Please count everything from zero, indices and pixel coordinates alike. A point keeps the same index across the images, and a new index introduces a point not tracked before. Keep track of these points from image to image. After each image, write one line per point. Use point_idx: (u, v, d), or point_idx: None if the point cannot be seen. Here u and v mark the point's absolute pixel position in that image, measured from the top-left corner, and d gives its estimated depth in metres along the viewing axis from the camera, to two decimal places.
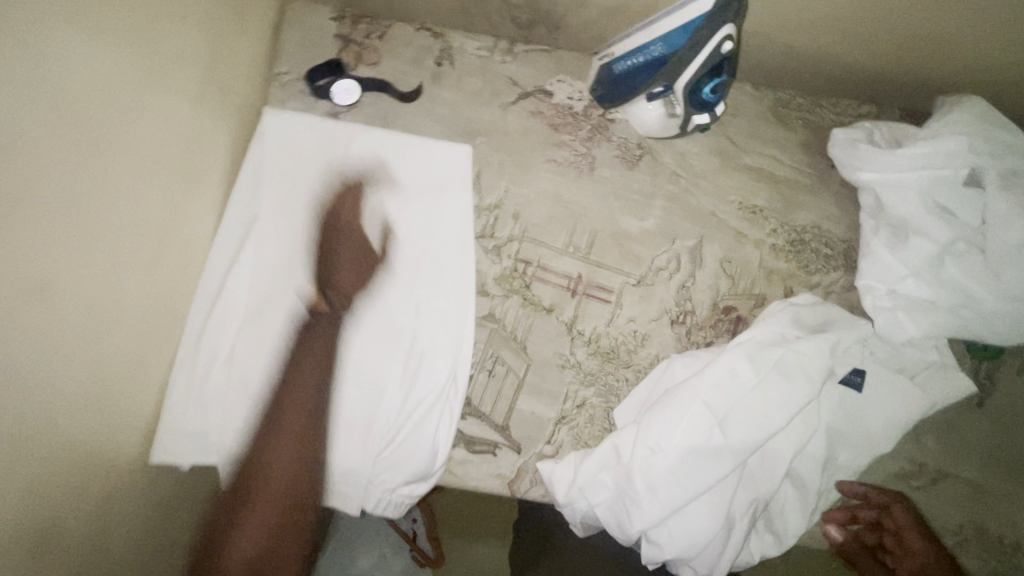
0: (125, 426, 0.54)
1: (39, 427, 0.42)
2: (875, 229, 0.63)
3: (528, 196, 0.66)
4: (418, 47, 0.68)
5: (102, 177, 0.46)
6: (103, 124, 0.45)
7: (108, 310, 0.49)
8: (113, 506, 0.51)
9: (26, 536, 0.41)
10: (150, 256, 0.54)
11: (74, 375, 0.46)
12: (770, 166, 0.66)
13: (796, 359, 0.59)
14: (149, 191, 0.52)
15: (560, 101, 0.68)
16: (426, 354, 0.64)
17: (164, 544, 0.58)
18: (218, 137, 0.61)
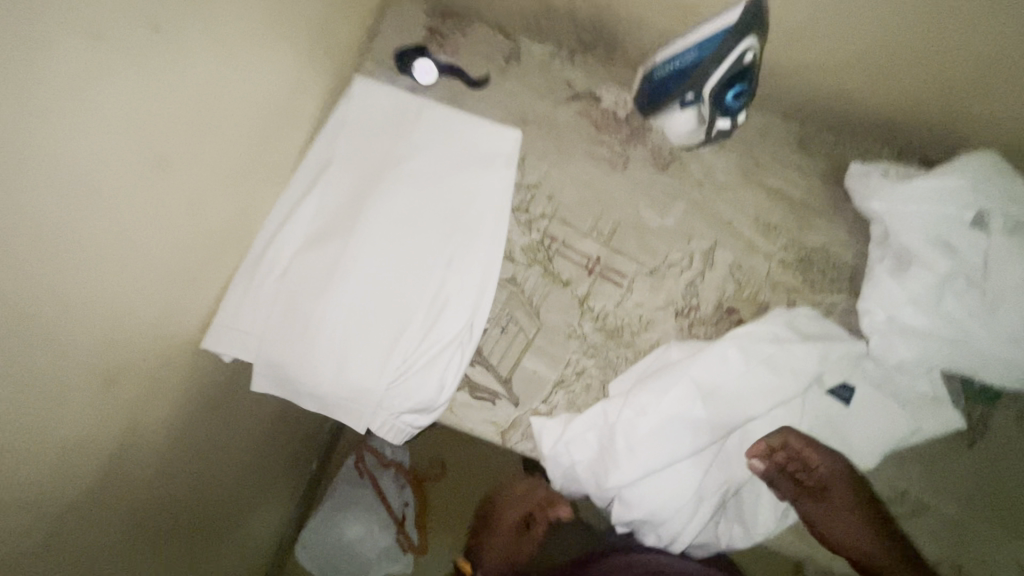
0: (191, 308, 0.65)
1: (128, 282, 0.54)
2: (879, 258, 0.68)
3: (564, 181, 0.75)
4: (492, 44, 0.79)
5: (219, 101, 0.58)
6: (233, 49, 0.57)
7: (200, 198, 0.60)
8: (159, 362, 0.61)
9: (94, 350, 0.51)
10: (242, 168, 0.65)
11: (164, 239, 0.57)
12: (788, 189, 0.73)
13: (787, 357, 0.63)
14: (252, 125, 0.64)
15: (606, 105, 0.77)
16: (450, 301, 0.71)
17: (183, 415, 0.68)
18: (313, 89, 0.73)
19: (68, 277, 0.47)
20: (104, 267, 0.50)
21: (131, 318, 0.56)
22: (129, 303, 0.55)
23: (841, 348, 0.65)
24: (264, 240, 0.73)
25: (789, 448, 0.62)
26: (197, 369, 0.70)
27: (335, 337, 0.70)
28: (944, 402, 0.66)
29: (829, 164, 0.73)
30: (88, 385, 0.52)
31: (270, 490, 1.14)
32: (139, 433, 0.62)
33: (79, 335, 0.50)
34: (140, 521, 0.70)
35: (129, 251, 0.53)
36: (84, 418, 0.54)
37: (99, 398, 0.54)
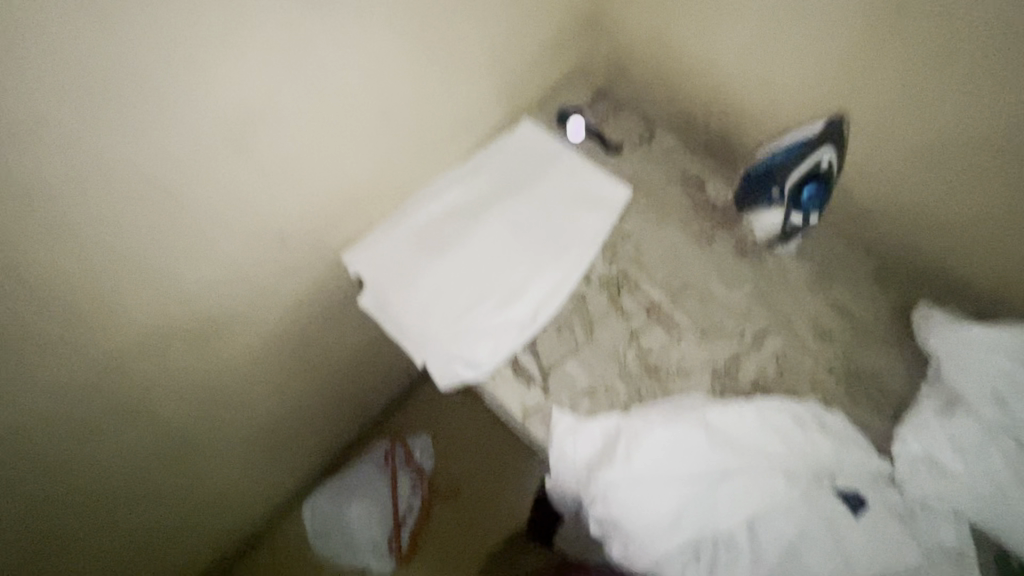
0: (343, 226, 0.90)
1: (319, 174, 0.80)
2: (926, 395, 0.70)
3: (653, 238, 0.89)
4: (633, 126, 1.00)
5: (425, 99, 0.86)
6: (452, 66, 0.86)
7: (388, 148, 0.86)
8: (302, 238, 0.85)
9: (275, 197, 0.76)
10: (422, 145, 0.91)
11: (353, 160, 0.83)
12: (852, 308, 0.80)
13: (799, 438, 0.68)
14: (440, 125, 0.91)
15: (709, 194, 0.92)
16: (525, 293, 0.86)
17: (292, 286, 0.90)
18: (491, 116, 0.99)
19: (294, 153, 0.74)
20: (313, 158, 0.77)
21: (306, 204, 0.81)
22: (311, 191, 0.80)
23: (857, 456, 0.67)
24: (413, 203, 0.96)
25: (868, 560, 0.63)
26: (326, 269, 0.93)
27: (430, 286, 0.88)
28: (966, 561, 0.63)
29: (897, 302, 0.80)
30: (263, 226, 0.78)
31: (318, 428, 1.30)
32: (268, 287, 0.86)
33: (279, 190, 0.76)
34: (234, 361, 0.91)
35: (331, 158, 0.79)
36: (246, 245, 0.78)
37: (263, 241, 0.80)
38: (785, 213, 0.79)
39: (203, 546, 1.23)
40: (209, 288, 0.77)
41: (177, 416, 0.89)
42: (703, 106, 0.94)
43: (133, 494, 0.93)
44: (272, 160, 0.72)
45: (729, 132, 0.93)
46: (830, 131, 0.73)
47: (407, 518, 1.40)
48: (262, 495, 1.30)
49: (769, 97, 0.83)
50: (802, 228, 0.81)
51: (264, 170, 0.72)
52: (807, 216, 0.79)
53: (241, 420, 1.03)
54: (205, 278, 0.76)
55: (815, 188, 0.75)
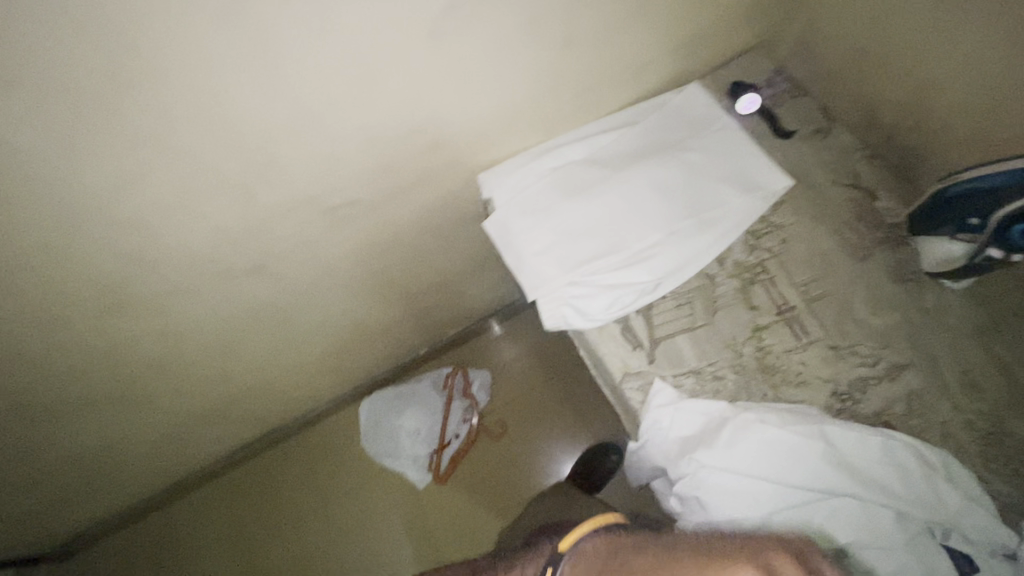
0: (487, 147, 0.90)
1: (485, 87, 0.79)
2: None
3: (802, 237, 0.83)
4: (810, 115, 0.92)
5: (603, 36, 0.82)
6: (642, 8, 0.81)
7: (553, 77, 0.84)
8: (449, 148, 0.86)
9: (441, 98, 0.77)
10: (585, 84, 0.89)
11: (519, 81, 0.82)
12: (1013, 368, 0.72)
13: (922, 483, 0.63)
14: (608, 68, 0.88)
15: (878, 207, 0.84)
16: (654, 258, 0.83)
17: (425, 192, 0.92)
18: (660, 70, 0.94)
19: (473, 60, 0.74)
20: (487, 70, 0.77)
21: (465, 115, 0.82)
22: (473, 104, 0.81)
23: (981, 519, 0.62)
24: (560, 143, 0.94)
25: None
26: (458, 186, 0.95)
27: (559, 227, 0.87)
28: None
29: None
30: (424, 126, 0.79)
31: (396, 336, 1.35)
32: (405, 189, 0.88)
33: (448, 93, 0.76)
34: (354, 251, 0.95)
35: (501, 74, 0.79)
36: (402, 141, 0.80)
37: (418, 142, 0.81)
38: (978, 247, 0.71)
39: (276, 409, 1.35)
40: (359, 175, 0.80)
41: (292, 288, 0.95)
42: (900, 109, 0.84)
43: (239, 345, 1.02)
44: (454, 60, 0.72)
45: (922, 145, 0.83)
46: None
47: (452, 442, 1.45)
48: (334, 381, 1.39)
49: (990, 116, 0.73)
50: (998, 263, 0.71)
51: (444, 69, 0.72)
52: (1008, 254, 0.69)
53: (340, 308, 1.08)
54: (358, 163, 0.79)
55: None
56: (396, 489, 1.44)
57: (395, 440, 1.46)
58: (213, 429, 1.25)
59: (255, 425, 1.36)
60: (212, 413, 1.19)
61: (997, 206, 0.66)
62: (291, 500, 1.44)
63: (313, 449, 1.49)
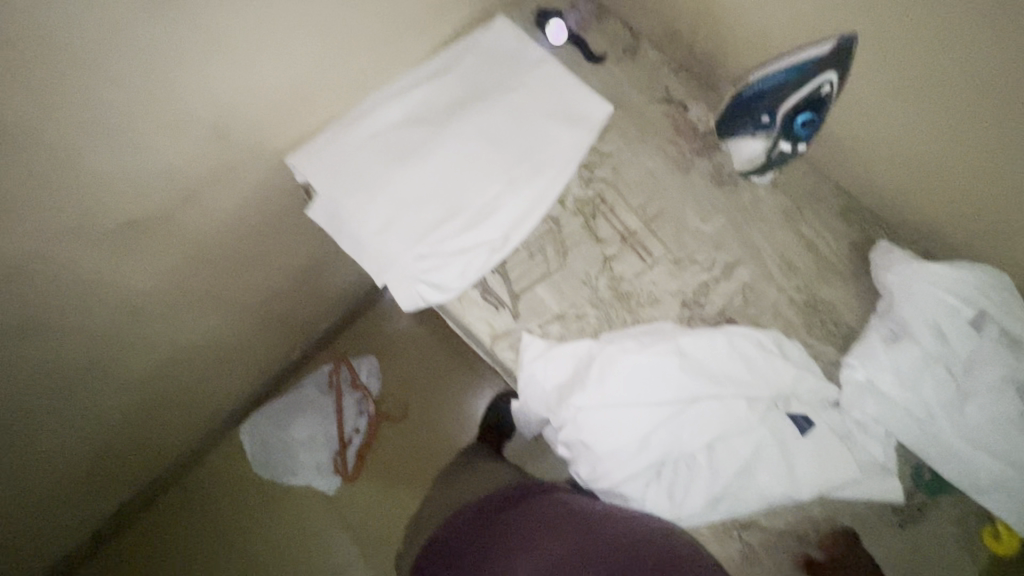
0: (286, 124, 0.78)
1: (256, 58, 0.66)
2: (877, 328, 0.74)
3: (630, 160, 0.85)
4: (616, 35, 0.92)
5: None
6: None
7: (339, 36, 0.73)
8: (237, 135, 0.72)
9: (201, 82, 0.63)
10: (380, 37, 0.79)
11: (297, 48, 0.70)
12: (816, 242, 0.81)
13: (764, 365, 0.70)
14: (399, 15, 0.79)
15: (690, 117, 0.87)
16: (497, 212, 0.80)
17: (229, 191, 0.78)
18: (459, 8, 0.86)
19: (224, 23, 0.60)
20: (250, 34, 0.63)
21: (241, 91, 0.68)
22: (246, 76, 0.67)
23: (812, 381, 0.71)
24: (373, 104, 0.84)
25: (812, 473, 0.68)
26: (267, 175, 0.82)
27: (392, 199, 0.80)
28: (890, 473, 0.70)
29: (860, 238, 0.81)
30: (192, 112, 0.65)
31: (254, 351, 1.20)
32: (198, 193, 0.74)
33: (208, 67, 0.63)
34: (158, 278, 0.79)
35: (271, 37, 0.66)
36: (169, 142, 0.65)
37: (193, 134, 0.67)
38: (775, 140, 0.78)
39: (135, 470, 1.16)
40: (126, 190, 0.65)
41: (89, 342, 0.77)
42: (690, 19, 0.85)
43: (42, 424, 0.83)
44: (198, 23, 0.58)
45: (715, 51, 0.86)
46: (838, 51, 0.68)
47: (353, 439, 1.37)
48: (198, 418, 1.22)
49: (760, 14, 0.76)
50: (792, 155, 0.80)
51: (188, 38, 0.58)
52: (795, 146, 0.78)
53: (164, 343, 0.91)
54: (115, 180, 0.63)
55: (810, 116, 0.74)
56: (303, 505, 1.33)
57: (290, 457, 1.34)
58: (56, 520, 1.05)
59: (115, 494, 1.16)
60: (45, 505, 0.99)
61: (789, 95, 0.73)
62: (189, 555, 1.28)
63: (197, 494, 1.32)
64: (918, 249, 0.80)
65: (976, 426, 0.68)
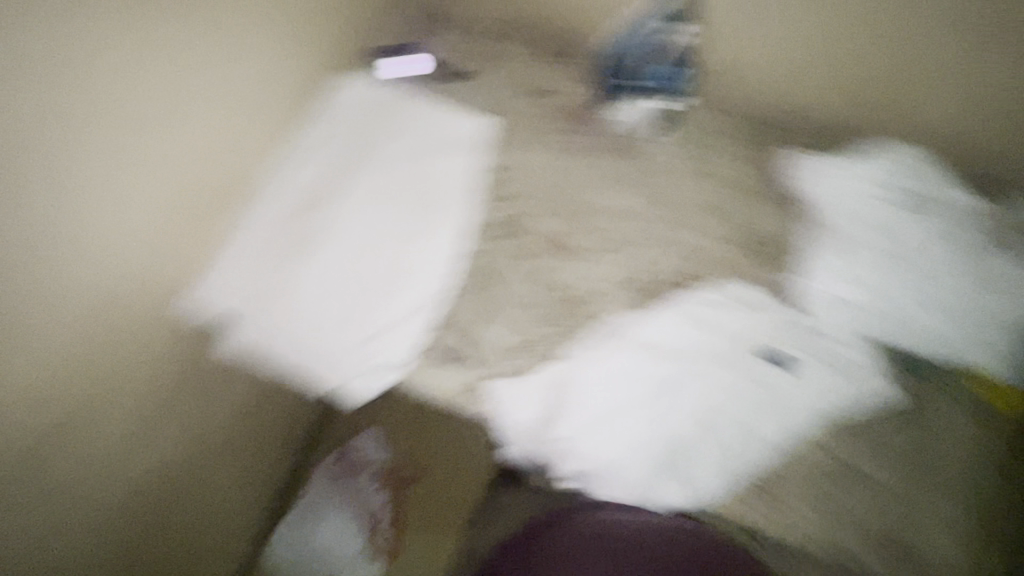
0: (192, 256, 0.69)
1: (122, 191, 0.59)
2: (820, 240, 0.76)
3: (530, 165, 0.82)
4: (473, 53, 0.91)
5: (221, 51, 0.67)
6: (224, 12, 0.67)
7: (196, 143, 0.66)
8: (139, 297, 0.62)
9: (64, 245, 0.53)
10: (235, 127, 0.72)
11: (156, 172, 0.62)
12: (733, 178, 0.80)
13: (719, 323, 0.72)
14: (243, 96, 0.72)
15: (571, 104, 0.86)
16: (416, 266, 0.78)
17: (160, 366, 0.64)
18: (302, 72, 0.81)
19: (67, 160, 0.53)
20: (101, 163, 0.56)
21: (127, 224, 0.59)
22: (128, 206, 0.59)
23: (771, 319, 0.72)
24: (258, 207, 0.78)
25: (809, 403, 0.68)
26: None
27: (317, 290, 0.76)
28: (880, 372, 0.69)
29: (770, 160, 0.81)
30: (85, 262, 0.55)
31: None
32: (115, 387, 0.59)
33: (76, 206, 0.54)
34: None
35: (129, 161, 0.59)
36: (55, 327, 0.53)
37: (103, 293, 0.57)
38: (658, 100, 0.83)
39: None
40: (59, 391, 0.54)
41: None
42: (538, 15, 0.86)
43: None
44: (57, 138, 0.52)
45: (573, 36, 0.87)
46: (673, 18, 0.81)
47: None
48: None
49: None
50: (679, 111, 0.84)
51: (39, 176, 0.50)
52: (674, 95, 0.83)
53: (165, 471, 0.64)
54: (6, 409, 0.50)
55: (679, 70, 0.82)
56: None
57: None
58: None
59: None
60: None
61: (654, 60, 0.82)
62: None
63: None
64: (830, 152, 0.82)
65: (931, 295, 0.72)
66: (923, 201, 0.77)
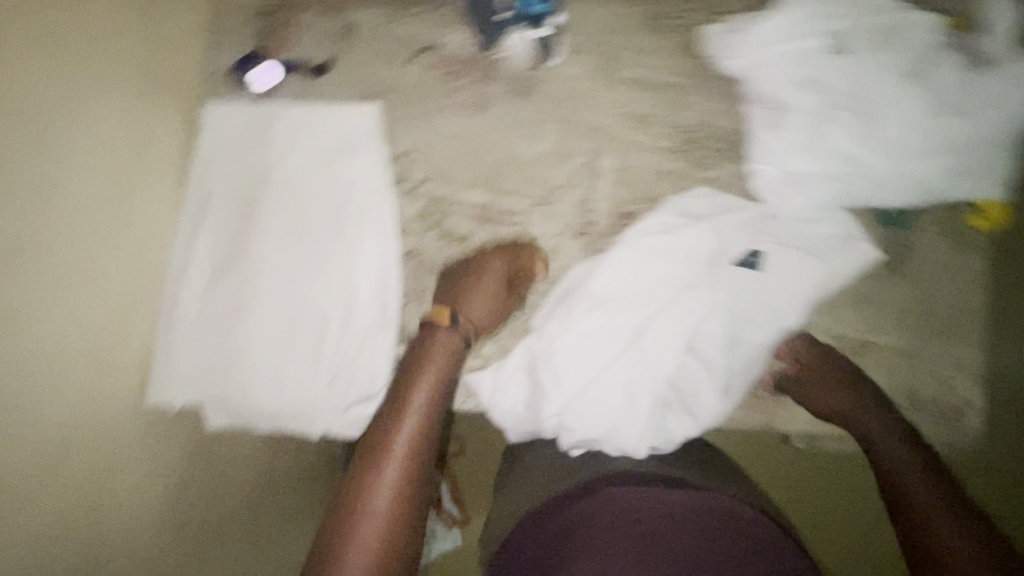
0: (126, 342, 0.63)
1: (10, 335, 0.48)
2: (770, 116, 0.66)
3: (432, 139, 0.74)
4: (324, 24, 0.76)
5: (78, 115, 0.56)
6: (42, 112, 0.53)
7: (79, 271, 0.55)
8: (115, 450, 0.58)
9: (37, 454, 0.51)
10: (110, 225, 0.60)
11: (70, 317, 0.54)
12: (650, 74, 0.71)
13: (681, 244, 0.63)
14: (115, 181, 0.60)
15: (451, 50, 0.74)
16: (358, 289, 0.72)
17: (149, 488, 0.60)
18: (161, 124, 0.68)
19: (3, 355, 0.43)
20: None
21: (61, 297, 0.53)
22: (62, 283, 0.53)
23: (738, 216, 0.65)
24: (186, 292, 0.71)
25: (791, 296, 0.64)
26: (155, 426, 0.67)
27: (265, 349, 0.71)
28: (857, 238, 0.65)
29: (685, 36, 0.70)
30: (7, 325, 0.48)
31: None
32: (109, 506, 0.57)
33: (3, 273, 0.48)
34: None
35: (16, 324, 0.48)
36: (56, 500, 0.52)
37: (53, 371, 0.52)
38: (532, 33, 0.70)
39: None
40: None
41: None
42: None
43: None
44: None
45: None
46: None
47: None
48: None
49: None
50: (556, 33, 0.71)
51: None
52: (538, 23, 0.70)
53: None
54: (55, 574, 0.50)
55: None
56: None
57: None
58: None
59: None
60: None
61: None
62: None
63: None
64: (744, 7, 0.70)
65: (900, 137, 0.63)
66: (879, 18, 0.64)
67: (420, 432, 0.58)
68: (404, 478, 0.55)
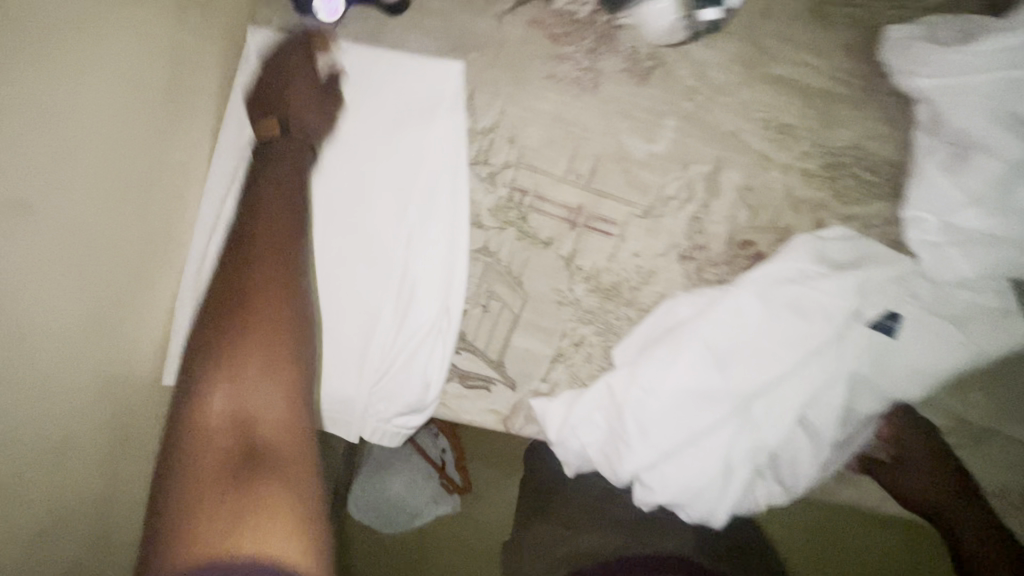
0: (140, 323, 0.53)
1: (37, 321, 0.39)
2: (949, 154, 0.54)
3: (523, 117, 0.61)
4: None
5: (121, 40, 0.44)
6: (86, 32, 0.41)
7: (109, 241, 0.45)
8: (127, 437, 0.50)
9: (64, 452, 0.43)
10: (143, 182, 0.49)
11: (98, 295, 0.45)
12: (807, 75, 0.58)
13: (817, 299, 0.53)
14: (150, 128, 0.49)
15: (562, 6, 0.60)
16: (417, 286, 0.62)
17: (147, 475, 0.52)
18: (204, 56, 0.56)
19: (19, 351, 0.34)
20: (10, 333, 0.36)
21: (83, 274, 0.43)
22: (83, 256, 0.43)
23: (889, 270, 0.54)
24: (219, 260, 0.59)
25: (924, 371, 0.56)
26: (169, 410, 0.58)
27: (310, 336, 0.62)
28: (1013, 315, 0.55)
29: (852, 34, 0.58)
30: (39, 321, 0.39)
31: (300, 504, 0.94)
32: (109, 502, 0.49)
33: (31, 256, 0.38)
34: None
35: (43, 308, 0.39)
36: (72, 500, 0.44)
37: (78, 368, 0.44)
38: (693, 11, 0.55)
39: None
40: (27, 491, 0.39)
41: None
42: None
43: None
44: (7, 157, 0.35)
45: None
46: None
47: (446, 459, 0.88)
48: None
49: None
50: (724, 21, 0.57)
51: None
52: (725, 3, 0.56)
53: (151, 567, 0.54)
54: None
55: None
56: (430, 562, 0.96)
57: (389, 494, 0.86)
58: None
59: None
60: None
61: None
62: None
63: None
64: (927, 10, 0.58)
65: None
66: None
67: (281, 256, 0.48)
68: (260, 421, 0.39)
